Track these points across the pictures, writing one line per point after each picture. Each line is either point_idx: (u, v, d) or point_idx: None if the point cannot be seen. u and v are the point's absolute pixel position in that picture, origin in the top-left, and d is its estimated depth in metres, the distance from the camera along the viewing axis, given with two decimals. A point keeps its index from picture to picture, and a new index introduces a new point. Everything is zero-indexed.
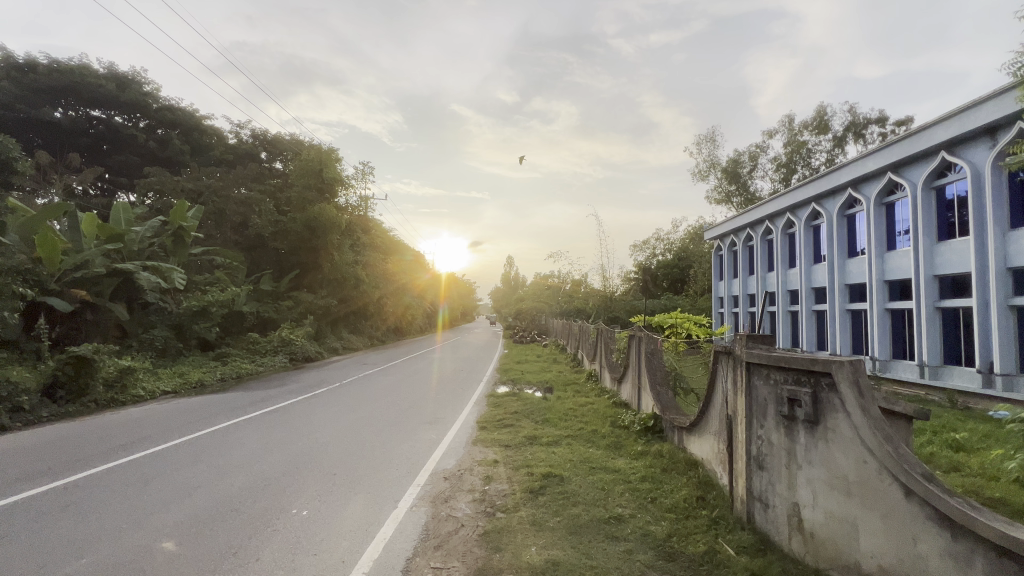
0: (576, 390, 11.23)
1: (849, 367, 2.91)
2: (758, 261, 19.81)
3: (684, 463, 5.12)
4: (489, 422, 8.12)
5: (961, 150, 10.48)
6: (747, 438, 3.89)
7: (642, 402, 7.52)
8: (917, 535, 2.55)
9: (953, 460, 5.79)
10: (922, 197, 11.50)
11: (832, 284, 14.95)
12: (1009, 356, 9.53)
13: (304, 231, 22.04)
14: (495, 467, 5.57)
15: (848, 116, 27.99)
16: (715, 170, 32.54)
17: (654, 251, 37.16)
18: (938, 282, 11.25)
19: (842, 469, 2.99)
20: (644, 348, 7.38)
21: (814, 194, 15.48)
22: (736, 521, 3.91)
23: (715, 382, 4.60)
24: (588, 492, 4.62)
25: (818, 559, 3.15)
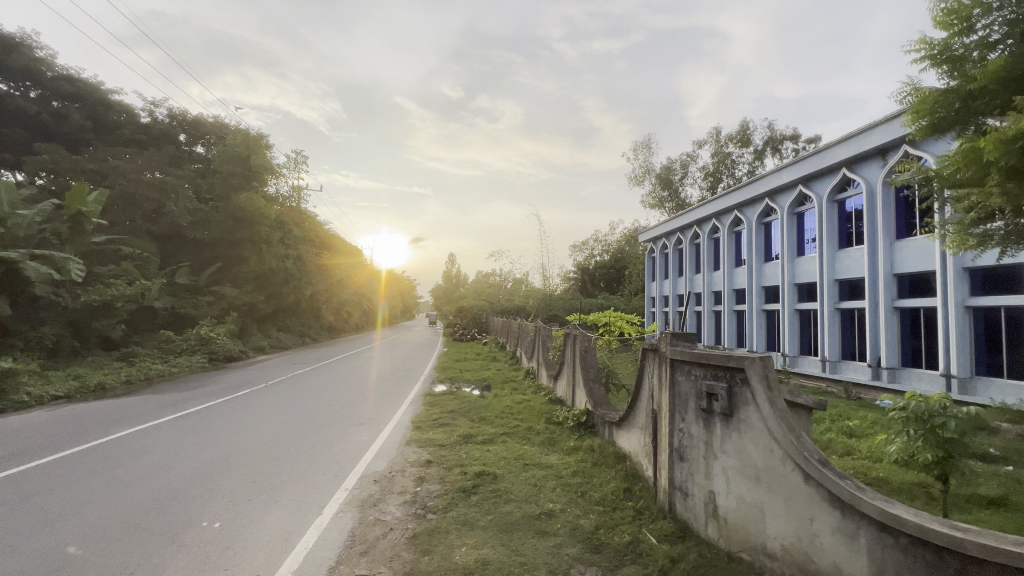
0: (513, 388, 11.32)
1: (759, 362, 3.15)
2: (687, 263, 20.99)
3: (613, 457, 5.30)
4: (424, 422, 7.97)
5: (858, 167, 11.70)
6: (670, 431, 4.08)
7: (576, 398, 7.74)
8: (813, 515, 2.82)
9: (847, 446, 6.48)
10: (827, 208, 12.73)
11: (751, 286, 16.16)
12: (893, 352, 10.76)
13: (227, 221, 20.46)
14: (428, 467, 5.47)
15: (766, 131, 30.42)
16: (650, 176, 34.12)
17: (593, 252, 38.37)
18: (838, 285, 12.51)
19: (752, 458, 3.22)
20: (579, 345, 7.59)
21: (736, 202, 16.64)
22: (659, 510, 4.09)
23: (642, 378, 4.80)
24: (520, 489, 4.64)
25: (731, 544, 3.36)
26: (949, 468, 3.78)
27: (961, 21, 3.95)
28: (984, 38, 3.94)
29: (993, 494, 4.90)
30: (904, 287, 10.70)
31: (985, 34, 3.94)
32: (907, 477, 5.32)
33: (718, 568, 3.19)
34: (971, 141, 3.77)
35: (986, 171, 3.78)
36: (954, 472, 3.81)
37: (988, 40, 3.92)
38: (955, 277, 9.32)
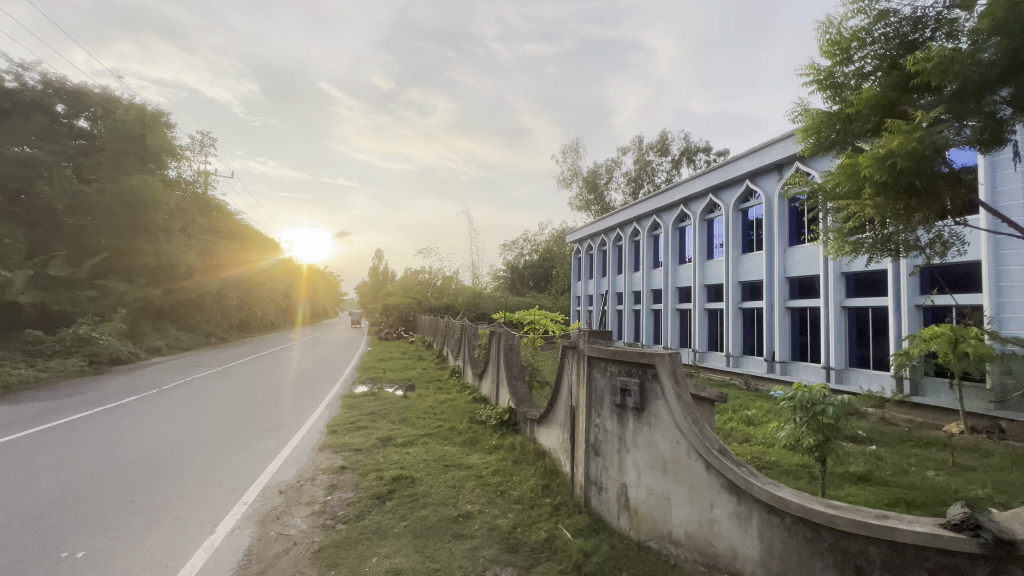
0: (438, 387, 11.11)
1: (668, 358, 3.29)
2: (610, 264, 21.89)
3: (533, 454, 5.34)
4: (341, 425, 7.54)
5: (759, 179, 12.83)
6: (586, 426, 4.16)
7: (500, 396, 7.74)
8: (713, 502, 3.00)
9: (746, 433, 7.08)
10: (733, 216, 13.85)
11: (666, 286, 17.20)
12: (785, 347, 11.95)
13: (116, 206, 18.00)
14: (341, 474, 5.15)
15: (683, 143, 32.58)
16: (577, 179, 35.18)
17: (522, 251, 38.81)
18: (741, 286, 13.65)
19: (660, 450, 3.36)
20: (503, 343, 7.58)
21: (655, 207, 17.61)
22: (575, 505, 4.17)
23: (562, 375, 4.86)
24: (438, 491, 4.53)
25: (640, 533, 3.49)
26: (827, 450, 4.21)
27: (842, 52, 4.41)
28: (860, 68, 4.41)
29: (860, 470, 5.58)
30: (794, 289, 11.93)
31: (860, 65, 4.41)
32: (793, 459, 5.91)
33: (628, 558, 3.30)
34: (849, 159, 4.22)
35: (860, 186, 4.24)
36: (831, 454, 4.25)
37: (863, 70, 4.39)
38: (835, 281, 10.54)
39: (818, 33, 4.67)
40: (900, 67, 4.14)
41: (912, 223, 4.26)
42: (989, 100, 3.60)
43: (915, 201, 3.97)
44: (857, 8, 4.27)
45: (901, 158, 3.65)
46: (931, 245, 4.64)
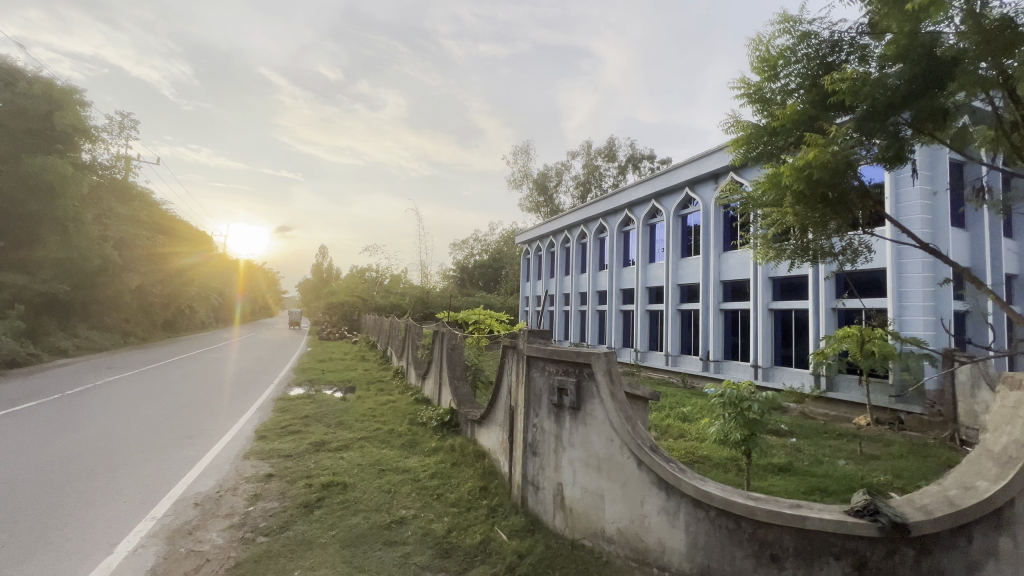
0: (379, 389, 10.75)
1: (604, 357, 3.33)
2: (558, 265, 22.21)
3: (473, 455, 5.26)
4: (270, 430, 7.09)
5: (698, 188, 13.47)
6: (524, 426, 4.13)
7: (442, 397, 7.60)
8: (644, 498, 3.06)
9: (680, 429, 7.38)
10: (673, 222, 14.45)
11: (611, 288, 17.69)
12: (718, 346, 12.63)
13: (15, 191, 16.04)
14: (267, 482, 4.83)
15: (629, 150, 33.67)
16: (528, 180, 35.45)
17: (472, 251, 38.56)
18: (680, 289, 14.27)
19: (595, 448, 3.39)
20: (446, 343, 7.44)
21: (602, 211, 18.07)
22: (512, 506, 4.13)
23: (502, 375, 4.82)
24: (372, 497, 4.34)
25: (574, 532, 3.51)
26: (753, 444, 4.44)
27: (769, 68, 4.67)
28: (785, 85, 4.68)
29: (781, 461, 5.96)
30: (727, 292, 12.63)
31: (785, 82, 4.69)
32: (722, 453, 6.21)
33: (562, 557, 3.30)
34: (774, 170, 4.49)
35: (782, 195, 4.52)
36: (756, 447, 4.49)
37: (787, 87, 4.66)
38: (763, 285, 11.25)
39: (749, 50, 4.94)
40: (819, 86, 4.43)
41: (828, 231, 4.60)
42: (893, 120, 3.94)
43: (829, 211, 4.28)
44: (783, 28, 4.54)
45: (818, 170, 3.93)
46: (844, 253, 5.02)
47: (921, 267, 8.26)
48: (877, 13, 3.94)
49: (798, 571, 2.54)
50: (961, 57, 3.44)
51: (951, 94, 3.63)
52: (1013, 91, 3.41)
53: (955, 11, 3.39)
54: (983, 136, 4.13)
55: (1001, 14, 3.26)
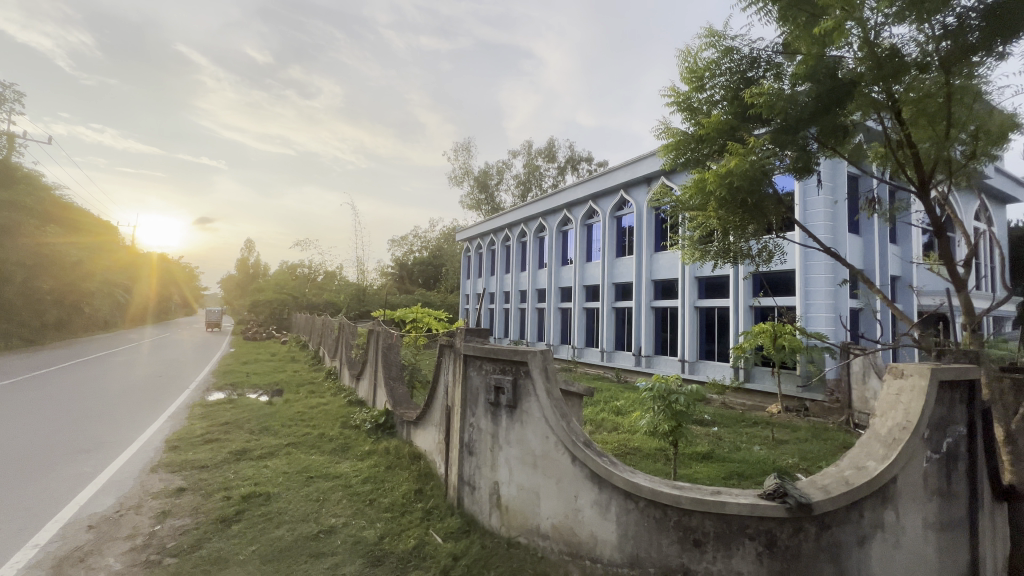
0: (310, 391, 10.20)
1: (540, 355, 3.37)
2: (498, 263, 22.25)
3: (408, 458, 5.12)
4: (184, 439, 6.50)
5: (632, 191, 14.04)
6: (461, 426, 4.06)
7: (377, 398, 7.34)
8: (578, 493, 3.13)
9: (614, 423, 7.65)
10: (609, 223, 14.94)
11: (550, 286, 18.00)
12: (649, 342, 13.25)
13: None
14: (178, 496, 4.41)
15: (568, 151, 34.37)
16: (469, 177, 35.20)
17: (412, 248, 37.68)
18: (615, 287, 14.81)
19: (531, 445, 3.40)
20: (381, 342, 7.19)
21: (541, 210, 18.32)
22: (448, 508, 4.06)
23: (439, 375, 4.72)
24: (298, 507, 4.10)
25: (510, 530, 3.51)
26: (679, 434, 4.68)
27: (697, 79, 4.93)
28: (710, 97, 4.97)
29: (704, 449, 6.35)
30: (658, 290, 13.27)
31: (709, 94, 4.97)
32: (652, 444, 6.50)
33: (498, 556, 3.29)
34: (699, 176, 4.75)
35: (707, 200, 4.79)
36: (682, 438, 4.74)
37: (712, 99, 4.95)
38: (690, 284, 11.93)
39: (679, 60, 5.19)
40: (740, 99, 4.74)
41: (746, 234, 4.95)
42: (801, 135, 4.30)
43: (748, 216, 4.61)
44: (709, 42, 4.81)
45: (738, 178, 4.22)
46: (759, 254, 5.38)
47: (824, 269, 9.14)
48: (789, 35, 4.26)
49: (718, 554, 2.71)
50: (858, 81, 3.82)
51: (850, 113, 4.02)
52: (899, 115, 3.85)
53: (852, 39, 3.77)
54: (874, 152, 4.62)
55: (889, 45, 3.67)
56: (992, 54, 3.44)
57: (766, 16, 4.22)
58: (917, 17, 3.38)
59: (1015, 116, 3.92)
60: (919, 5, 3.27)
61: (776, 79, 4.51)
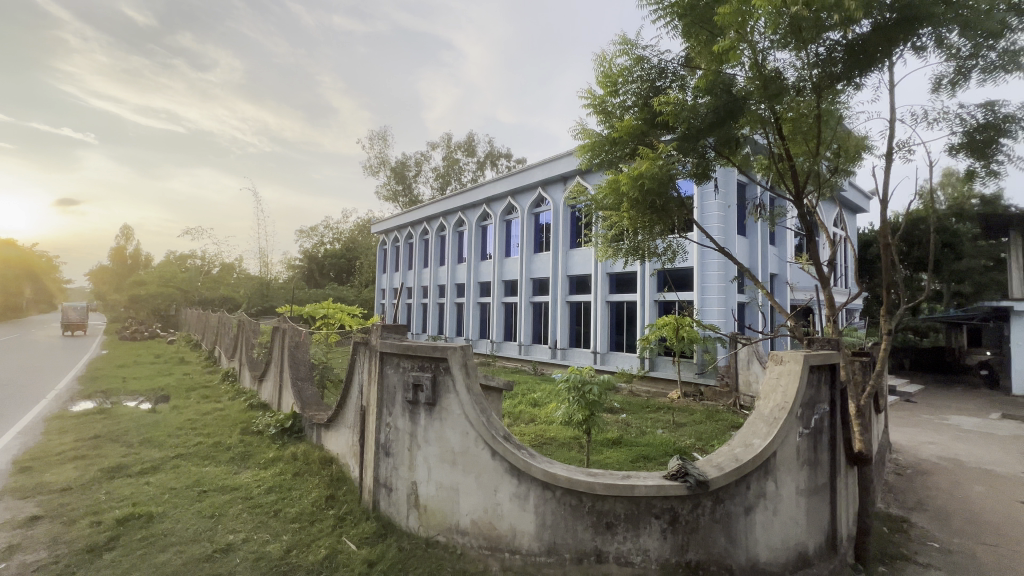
0: (203, 396, 9.21)
1: (460, 351, 3.33)
2: (416, 257, 21.70)
3: (319, 463, 4.81)
4: (38, 458, 5.52)
5: (549, 188, 14.40)
6: (376, 427, 3.87)
7: (282, 400, 6.83)
8: (497, 486, 3.15)
9: (531, 415, 7.83)
10: (527, 219, 15.22)
11: (469, 281, 17.93)
12: (564, 335, 13.75)
13: None
14: (31, 527, 3.74)
15: (487, 146, 34.38)
16: (385, 168, 33.85)
17: (322, 240, 35.42)
18: (533, 282, 15.14)
19: (450, 443, 3.36)
20: (287, 340, 6.68)
21: (460, 204, 18.16)
22: (362, 512, 3.87)
23: (353, 374, 4.48)
24: (188, 526, 3.68)
25: (428, 529, 3.44)
26: (592, 423, 4.90)
27: (611, 85, 5.13)
28: (623, 102, 5.20)
29: (614, 435, 6.73)
30: (573, 286, 13.79)
31: (623, 99, 5.19)
32: (567, 433, 6.76)
33: (416, 557, 3.21)
34: (613, 177, 4.98)
35: (620, 200, 5.04)
36: (595, 426, 4.97)
37: (625, 104, 5.18)
38: (602, 280, 12.56)
39: (595, 64, 5.35)
40: (650, 106, 5.01)
41: (654, 234, 5.29)
42: (701, 145, 4.68)
43: (656, 216, 4.92)
44: (623, 50, 5.03)
45: (649, 180, 4.49)
46: (664, 253, 5.72)
47: (717, 267, 10.09)
48: (692, 50, 4.59)
49: (627, 533, 2.89)
50: (747, 98, 4.23)
51: (741, 127, 4.44)
52: (780, 130, 4.32)
53: (744, 59, 4.14)
54: (759, 163, 5.17)
55: (773, 68, 4.08)
56: (852, 84, 3.97)
57: (672, 30, 4.52)
58: (796, 45, 3.79)
59: (864, 138, 4.62)
60: (799, 33, 3.66)
61: (680, 90, 4.84)
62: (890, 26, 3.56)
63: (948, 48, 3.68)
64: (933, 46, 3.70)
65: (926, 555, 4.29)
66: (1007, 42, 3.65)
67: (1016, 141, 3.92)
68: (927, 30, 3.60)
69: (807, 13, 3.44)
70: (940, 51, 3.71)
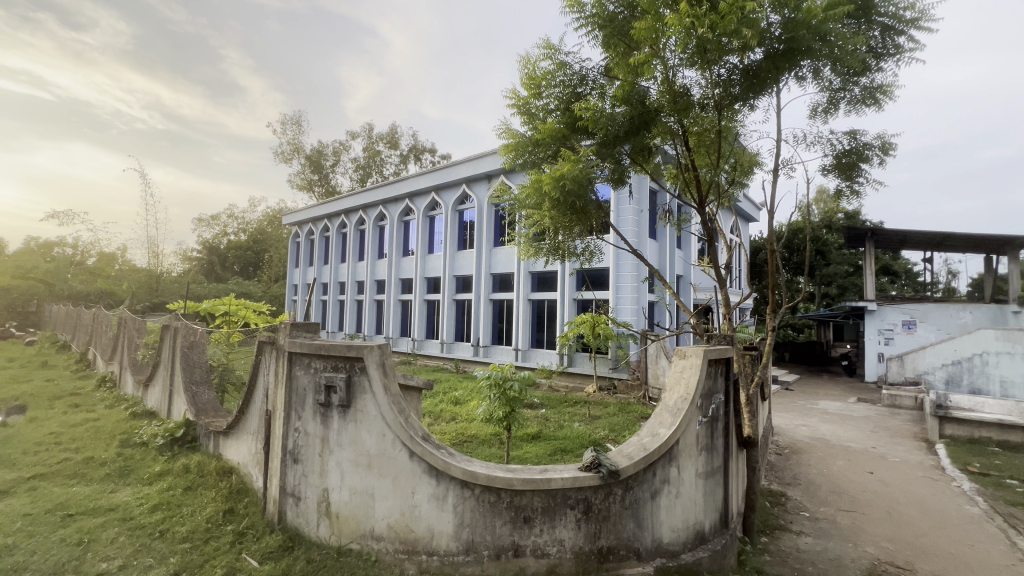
0: (72, 405, 7.98)
1: (378, 350, 3.21)
2: (332, 252, 20.57)
3: (215, 475, 4.38)
4: None
5: (474, 186, 14.37)
6: (283, 432, 3.59)
7: (173, 407, 6.13)
8: (415, 488, 3.08)
9: (453, 413, 7.76)
10: (451, 216, 15.07)
11: (389, 277, 17.35)
12: (487, 333, 13.80)
13: None
14: None
15: (411, 140, 33.45)
16: (300, 155, 31.64)
17: (225, 229, 32.30)
18: (456, 280, 15.02)
19: (365, 445, 3.22)
20: (179, 340, 6.01)
21: (381, 198, 17.50)
22: (267, 524, 3.58)
23: (258, 376, 4.13)
24: (47, 558, 3.18)
25: (340, 537, 3.27)
26: (512, 419, 4.97)
27: (535, 87, 5.21)
28: (546, 105, 5.30)
29: (533, 430, 6.88)
30: (495, 284, 13.90)
31: (546, 102, 5.29)
32: (488, 430, 6.80)
33: (326, 569, 3.03)
34: (536, 177, 5.07)
35: (542, 200, 5.15)
36: (515, 421, 5.05)
37: (547, 107, 5.29)
38: (524, 278, 12.79)
39: (520, 66, 5.40)
40: (572, 111, 5.16)
41: (573, 234, 5.47)
42: (617, 151, 4.93)
43: (575, 216, 5.08)
44: (546, 54, 5.13)
45: (569, 181, 4.63)
46: (583, 253, 5.89)
47: (631, 268, 10.71)
48: (611, 60, 4.79)
49: (544, 526, 2.96)
50: (658, 111, 4.51)
51: (653, 137, 4.75)
52: (687, 142, 4.67)
53: (656, 74, 4.39)
54: (669, 172, 5.54)
55: (682, 84, 4.36)
56: (746, 105, 4.40)
57: (593, 40, 4.70)
58: (701, 66, 4.10)
59: (756, 156, 5.17)
60: (704, 54, 3.96)
61: (600, 98, 5.03)
62: (778, 55, 3.97)
63: (822, 80, 4.21)
64: (812, 77, 4.21)
65: (799, 523, 4.89)
66: (867, 80, 4.27)
67: (872, 166, 4.60)
68: (807, 63, 4.08)
69: (711, 36, 3.73)
70: (817, 82, 4.23)
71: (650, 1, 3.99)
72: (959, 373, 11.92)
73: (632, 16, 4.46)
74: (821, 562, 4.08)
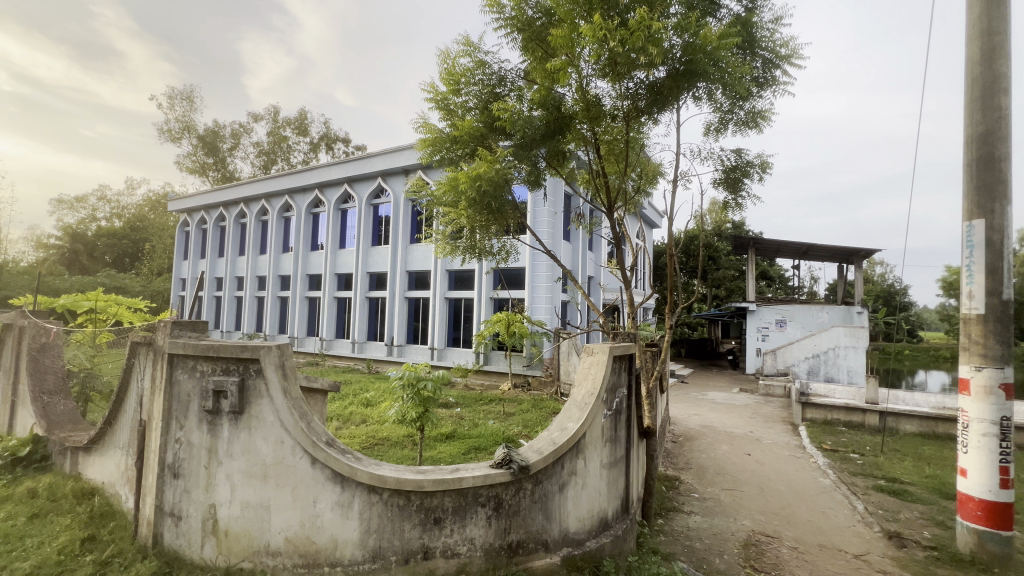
0: None
1: (276, 351, 2.97)
2: (229, 243, 18.73)
3: (72, 498, 3.77)
4: None
5: (390, 180, 13.86)
6: (161, 445, 3.17)
7: (17, 421, 5.17)
8: (317, 496, 2.89)
9: (363, 416, 7.43)
10: (365, 210, 14.43)
11: (295, 273, 16.18)
12: (401, 332, 13.42)
13: None
14: None
15: (322, 128, 31.44)
16: (191, 134, 28.32)
17: (94, 214, 27.98)
18: (370, 277, 14.42)
19: (260, 454, 2.96)
20: (25, 341, 5.10)
21: (287, 187, 16.26)
22: (138, 550, 3.15)
23: (130, 382, 3.62)
24: None
25: (229, 557, 2.98)
26: (425, 420, 4.88)
27: (455, 84, 5.14)
28: (464, 102, 5.27)
29: (448, 429, 6.82)
30: (411, 281, 13.57)
31: (465, 99, 5.25)
32: (401, 431, 6.61)
33: None
34: (452, 175, 5.03)
35: (458, 199, 5.12)
36: (429, 421, 4.97)
37: (466, 104, 5.26)
38: (441, 276, 12.63)
39: (439, 60, 5.28)
40: (490, 110, 5.16)
41: (490, 233, 5.49)
42: (534, 154, 5.03)
43: (492, 216, 5.11)
44: (466, 51, 5.09)
45: (486, 181, 4.64)
46: (499, 253, 5.91)
47: (545, 268, 11.04)
48: (529, 64, 4.86)
49: (454, 526, 2.94)
50: (573, 117, 4.69)
51: (567, 142, 4.92)
52: (598, 150, 4.90)
53: (572, 82, 4.51)
54: (582, 177, 5.75)
55: (595, 94, 4.53)
56: (651, 118, 4.72)
57: (512, 41, 4.76)
58: (612, 78, 4.30)
59: (659, 166, 5.57)
60: (615, 67, 4.16)
61: (517, 99, 5.09)
62: (678, 75, 4.30)
63: (714, 101, 4.64)
64: (706, 98, 4.62)
65: (689, 504, 5.39)
66: (750, 105, 4.81)
67: (753, 182, 5.17)
68: (703, 85, 4.46)
69: (621, 49, 3.93)
70: (711, 103, 4.65)
71: (566, 11, 4.12)
72: (818, 365, 13.87)
73: (549, 22, 4.56)
74: (707, 537, 4.53)
